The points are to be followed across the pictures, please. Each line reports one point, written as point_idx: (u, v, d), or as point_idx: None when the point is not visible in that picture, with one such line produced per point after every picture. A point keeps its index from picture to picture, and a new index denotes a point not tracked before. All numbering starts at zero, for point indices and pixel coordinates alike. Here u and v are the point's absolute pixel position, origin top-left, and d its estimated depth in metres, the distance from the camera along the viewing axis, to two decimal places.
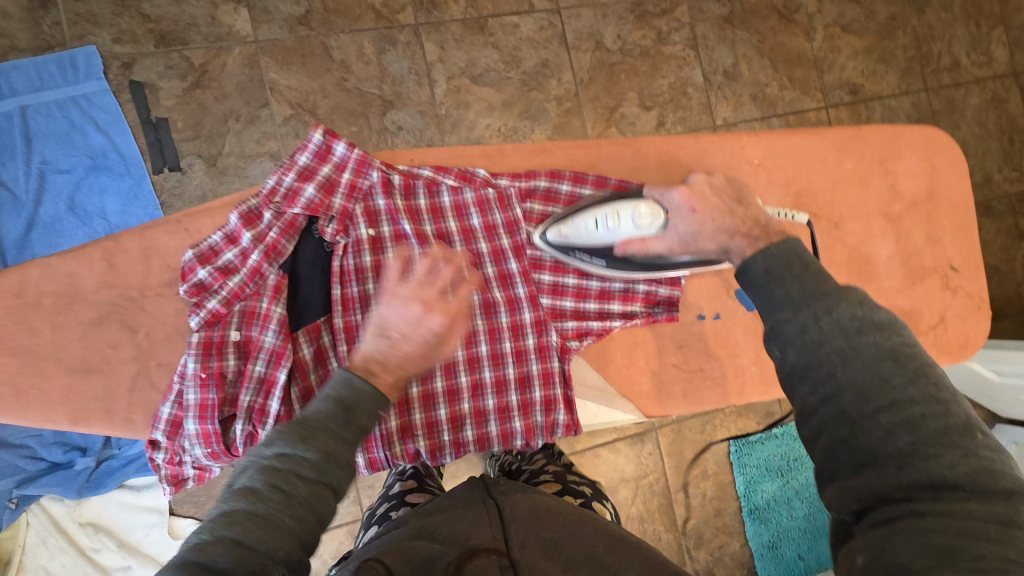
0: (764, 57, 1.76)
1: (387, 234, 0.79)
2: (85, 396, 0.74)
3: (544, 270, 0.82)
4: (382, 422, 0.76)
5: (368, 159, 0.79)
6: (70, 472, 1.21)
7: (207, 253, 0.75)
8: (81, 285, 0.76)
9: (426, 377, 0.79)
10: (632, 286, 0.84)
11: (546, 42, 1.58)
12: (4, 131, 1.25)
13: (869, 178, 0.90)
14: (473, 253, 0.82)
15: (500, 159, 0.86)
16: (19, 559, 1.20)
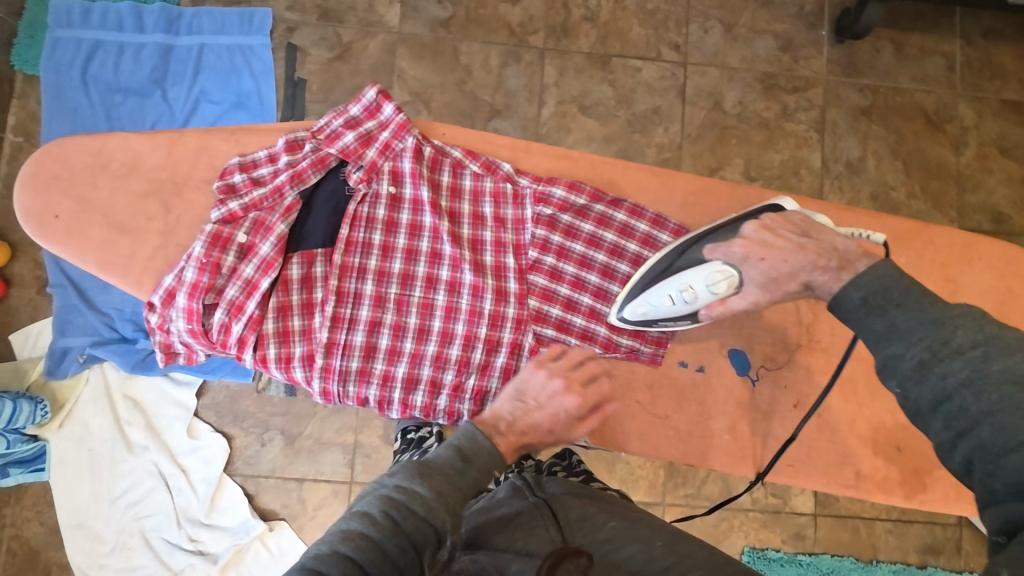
0: (896, 158, 1.64)
1: (407, 198, 0.96)
2: (114, 249, 0.94)
3: (540, 272, 0.96)
4: (343, 359, 0.92)
5: (408, 126, 0.96)
6: (131, 348, 1.37)
7: (248, 163, 0.94)
8: (142, 161, 0.98)
9: (399, 334, 0.94)
10: (621, 319, 0.97)
11: (663, 90, 1.59)
12: (182, 60, 1.48)
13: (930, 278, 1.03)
14: (477, 239, 0.97)
15: (523, 155, 1.02)
16: (70, 408, 1.37)
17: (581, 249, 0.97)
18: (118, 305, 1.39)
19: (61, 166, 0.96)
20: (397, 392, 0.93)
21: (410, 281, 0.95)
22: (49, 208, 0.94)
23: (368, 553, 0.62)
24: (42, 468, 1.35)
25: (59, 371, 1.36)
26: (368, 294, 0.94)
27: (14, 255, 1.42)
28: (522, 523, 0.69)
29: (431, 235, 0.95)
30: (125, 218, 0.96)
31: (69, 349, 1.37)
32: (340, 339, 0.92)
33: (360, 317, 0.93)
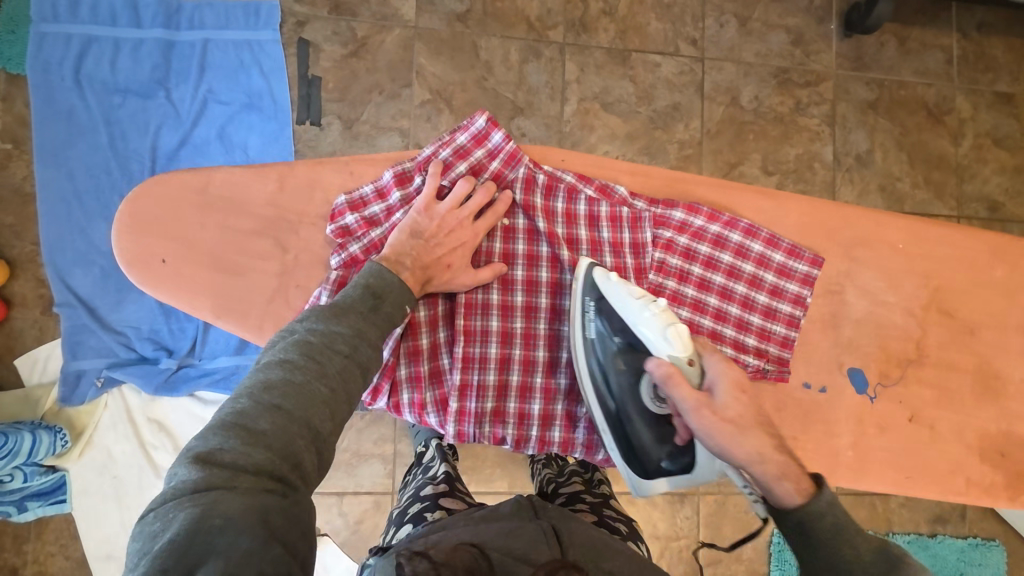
0: (902, 151, 1.70)
1: (521, 226, 0.82)
2: (232, 294, 0.80)
3: (662, 298, 0.79)
4: (479, 399, 0.80)
5: (518, 153, 0.81)
6: (154, 368, 1.32)
7: (356, 201, 0.81)
8: (250, 196, 0.82)
9: (530, 370, 0.81)
10: (770, 326, 0.77)
11: (682, 86, 1.60)
12: (185, 57, 1.38)
13: (1022, 289, 0.79)
14: (597, 267, 0.79)
15: (643, 178, 0.82)
16: (89, 435, 1.30)
17: (722, 278, 0.78)
18: (135, 323, 1.33)
19: (162, 204, 0.81)
20: (535, 429, 0.81)
21: (533, 313, 0.81)
22: (155, 253, 0.79)
23: (307, 406, 0.61)
24: (63, 500, 1.29)
25: (75, 396, 1.29)
26: (495, 331, 0.80)
27: (14, 273, 1.34)
28: (524, 535, 0.68)
29: (550, 264, 0.81)
30: (237, 262, 0.81)
31: (83, 372, 1.30)
32: (472, 380, 0.79)
33: (489, 355, 0.80)
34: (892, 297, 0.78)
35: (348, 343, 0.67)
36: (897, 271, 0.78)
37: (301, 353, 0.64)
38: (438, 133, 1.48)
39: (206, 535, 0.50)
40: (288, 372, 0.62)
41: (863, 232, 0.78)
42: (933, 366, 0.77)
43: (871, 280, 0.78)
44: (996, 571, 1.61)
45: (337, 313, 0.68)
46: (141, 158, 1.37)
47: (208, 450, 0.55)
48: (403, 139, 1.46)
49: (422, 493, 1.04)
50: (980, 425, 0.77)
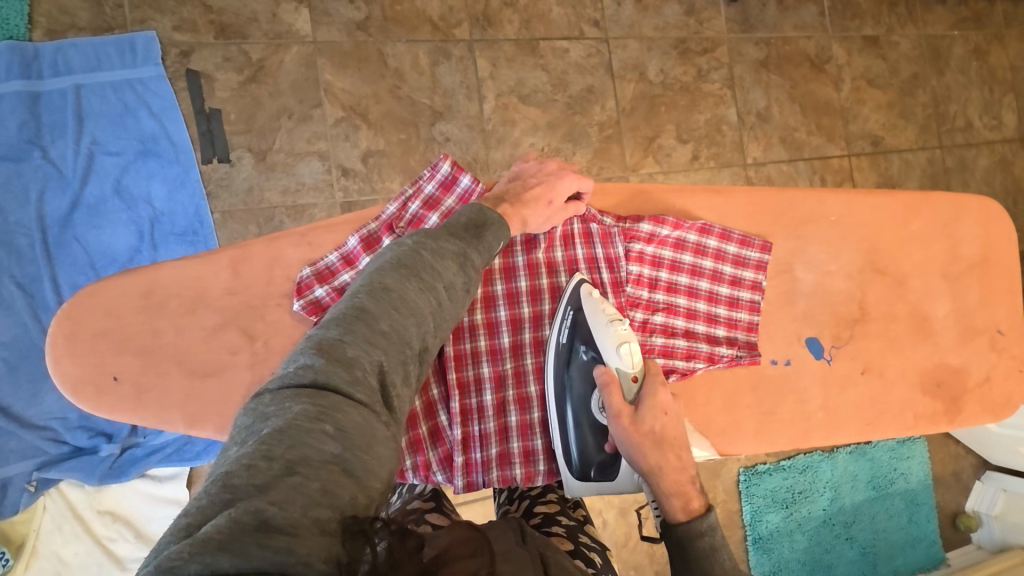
0: (795, 102, 1.83)
1: (498, 265, 0.82)
2: (202, 399, 0.77)
3: (638, 309, 0.83)
4: (483, 447, 0.81)
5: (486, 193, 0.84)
6: (94, 458, 1.19)
7: (324, 272, 0.79)
8: (208, 288, 0.79)
9: (526, 407, 0.82)
10: (734, 314, 0.84)
11: (593, 68, 1.62)
12: (58, 108, 1.24)
13: (931, 240, 0.89)
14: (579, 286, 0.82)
15: (605, 194, 0.85)
16: (33, 544, 1.17)
17: (689, 280, 0.83)
18: (60, 414, 1.19)
19: (102, 315, 0.77)
20: (541, 463, 0.82)
21: (520, 350, 0.83)
22: (108, 369, 0.76)
23: (412, 324, 0.60)
24: None
25: (5, 509, 1.15)
26: (487, 376, 0.82)
27: None
28: (514, 560, 0.63)
29: (531, 297, 0.83)
30: (205, 358, 0.78)
31: (9, 480, 1.15)
32: (474, 431, 0.81)
33: (486, 403, 0.81)
34: (835, 265, 0.87)
35: (459, 263, 0.66)
36: (835, 241, 0.87)
37: (416, 262, 0.63)
38: (359, 152, 1.41)
39: (317, 435, 0.49)
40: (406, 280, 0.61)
41: (800, 212, 0.86)
42: (875, 320, 0.87)
43: (817, 253, 0.86)
44: (923, 460, 1.84)
45: (448, 234, 0.67)
46: (27, 231, 1.21)
47: (329, 344, 0.54)
48: (324, 162, 1.39)
49: (408, 506, 1.01)
50: (919, 363, 0.87)
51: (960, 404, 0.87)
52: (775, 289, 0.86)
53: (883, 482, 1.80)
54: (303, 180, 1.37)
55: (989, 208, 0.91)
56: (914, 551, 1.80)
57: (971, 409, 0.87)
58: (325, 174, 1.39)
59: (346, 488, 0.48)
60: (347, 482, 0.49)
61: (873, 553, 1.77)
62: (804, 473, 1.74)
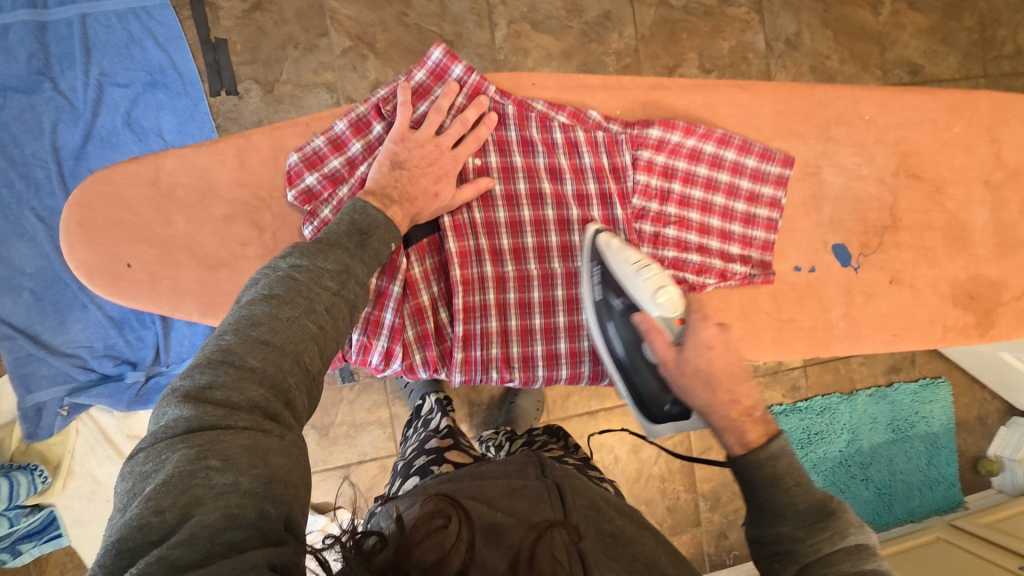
0: (827, 28, 1.71)
1: (494, 164, 0.80)
2: (215, 288, 0.78)
3: (646, 221, 0.80)
4: (484, 346, 0.80)
5: (483, 85, 0.78)
6: (120, 385, 1.23)
7: (313, 158, 0.76)
8: (214, 179, 0.79)
9: (526, 311, 0.82)
10: (754, 211, 0.81)
11: None
12: (65, 39, 1.23)
13: (974, 143, 0.84)
14: (581, 193, 0.80)
15: (619, 92, 0.81)
16: (69, 464, 1.23)
17: (703, 193, 0.80)
18: (86, 342, 1.23)
19: (114, 203, 0.78)
20: (540, 369, 0.82)
21: (521, 255, 0.81)
22: (120, 257, 0.77)
23: (293, 346, 0.56)
24: (58, 535, 1.23)
25: (42, 431, 1.19)
26: (489, 276, 0.80)
27: None
28: (528, 494, 0.69)
29: (531, 201, 0.80)
30: (214, 250, 0.79)
31: (43, 404, 1.20)
32: (476, 329, 0.80)
33: (488, 302, 0.80)
34: (867, 169, 0.83)
35: (338, 281, 0.61)
36: (872, 143, 0.83)
37: (288, 290, 0.58)
38: (367, 83, 1.38)
39: (203, 474, 0.47)
40: (275, 309, 0.57)
41: (831, 111, 0.82)
42: (908, 228, 0.83)
43: (848, 156, 0.83)
44: (947, 403, 1.80)
45: (324, 250, 0.62)
46: (44, 163, 1.22)
47: (197, 389, 0.52)
48: (331, 94, 1.36)
49: (427, 447, 1.06)
50: (953, 274, 0.83)
51: (993, 317, 0.83)
52: (802, 193, 0.83)
53: (903, 424, 1.78)
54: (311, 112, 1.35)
55: None
56: (933, 492, 1.78)
57: (1004, 323, 0.84)
58: (333, 105, 1.36)
59: (252, 505, 0.47)
60: (251, 500, 0.47)
61: (888, 493, 1.76)
62: (822, 415, 1.72)
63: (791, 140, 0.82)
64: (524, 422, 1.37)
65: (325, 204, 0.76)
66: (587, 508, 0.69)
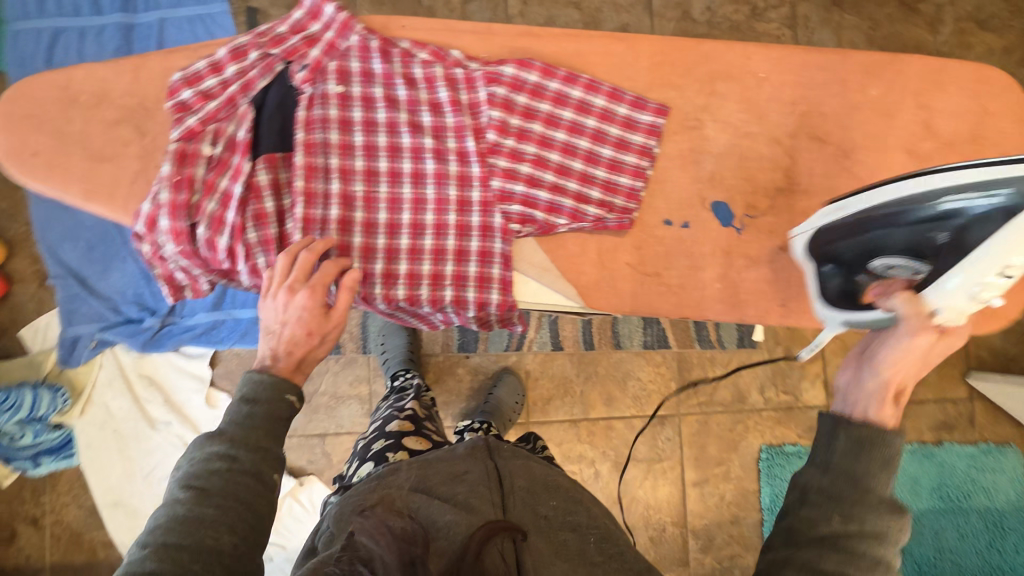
0: (873, 45, 1.60)
1: (356, 94, 0.78)
2: (99, 179, 0.78)
3: (499, 156, 0.78)
4: (321, 258, 0.76)
5: (353, 22, 0.77)
6: (139, 327, 1.40)
7: (193, 76, 0.75)
8: (112, 88, 0.80)
9: (371, 231, 0.78)
10: (620, 157, 0.80)
11: (630, 6, 1.55)
12: (145, 38, 1.48)
13: (896, 109, 0.81)
14: (439, 125, 0.79)
15: (485, 37, 0.82)
16: (89, 393, 1.40)
17: (565, 136, 0.80)
18: (121, 289, 1.41)
19: (28, 101, 0.79)
20: (378, 287, 0.77)
21: (373, 177, 0.78)
22: (28, 145, 0.78)
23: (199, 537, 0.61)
24: (72, 454, 1.40)
25: (73, 359, 1.39)
26: (335, 194, 0.77)
27: (13, 253, 1.44)
28: (469, 480, 0.76)
29: (388, 129, 0.78)
30: (106, 146, 0.79)
31: (79, 337, 1.39)
32: (315, 241, 0.76)
33: (330, 217, 0.76)
34: (758, 128, 0.81)
35: (225, 458, 0.67)
36: (759, 100, 0.81)
37: (179, 487, 0.65)
38: None
39: None
40: (174, 510, 0.63)
41: (717, 66, 0.82)
42: (805, 192, 0.80)
43: (733, 111, 0.81)
44: (1016, 477, 1.52)
45: (211, 435, 0.68)
46: None
47: None
48: None
49: (386, 431, 1.02)
50: None
51: None
52: (680, 146, 0.81)
53: (954, 493, 1.51)
54: None
55: (985, 77, 0.82)
56: None
57: None
58: None
59: None
60: None
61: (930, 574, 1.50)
62: None
63: (667, 91, 0.82)
64: (501, 416, 1.36)
65: (189, 105, 0.75)
66: (524, 490, 0.77)
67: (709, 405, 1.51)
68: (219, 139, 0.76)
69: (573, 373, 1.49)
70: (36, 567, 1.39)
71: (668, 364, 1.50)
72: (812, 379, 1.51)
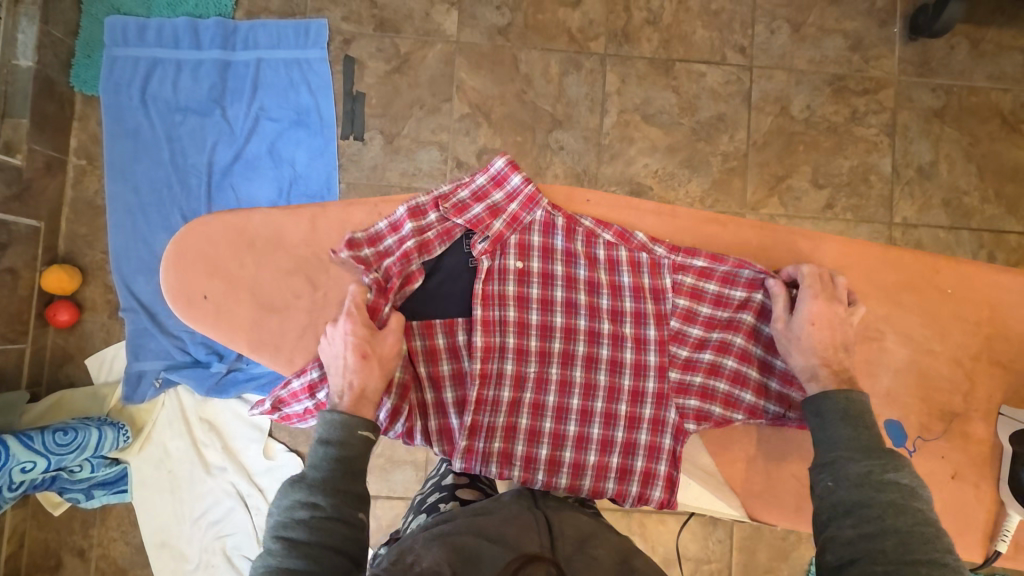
0: (970, 162, 1.57)
1: (535, 269, 0.90)
2: (264, 329, 0.89)
3: (681, 346, 0.90)
4: (487, 440, 0.88)
5: (536, 196, 0.91)
6: (206, 371, 1.39)
7: (374, 236, 0.89)
8: (287, 237, 0.91)
9: (538, 414, 0.89)
10: (772, 358, 0.90)
11: (728, 96, 1.54)
12: (240, 76, 1.46)
13: None
14: (617, 309, 0.91)
15: (669, 219, 0.94)
16: (149, 430, 1.40)
17: (742, 341, 0.91)
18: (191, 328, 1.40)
19: (204, 243, 0.90)
20: (540, 474, 0.88)
21: (547, 359, 0.90)
22: (197, 288, 0.88)
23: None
24: (125, 490, 1.39)
25: (137, 396, 1.39)
26: (508, 374, 0.88)
27: (86, 279, 1.43)
28: (518, 523, 0.76)
29: (566, 308, 0.90)
30: (274, 295, 0.89)
31: (144, 373, 1.39)
32: (483, 422, 0.88)
33: (501, 399, 0.88)
34: (938, 346, 0.90)
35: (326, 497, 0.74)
36: (944, 317, 0.90)
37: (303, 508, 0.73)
38: (476, 147, 1.49)
39: None
40: (300, 535, 0.71)
41: (905, 278, 0.91)
42: (983, 420, 0.89)
43: (912, 325, 0.90)
44: None
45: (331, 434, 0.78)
46: (198, 173, 1.45)
47: None
48: (442, 152, 1.48)
49: (443, 482, 1.02)
50: None
51: None
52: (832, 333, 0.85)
53: None
54: (421, 166, 1.48)
55: None
56: None
57: None
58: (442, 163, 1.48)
59: None
60: None
61: None
62: None
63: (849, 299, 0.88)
64: None
65: (370, 261, 0.88)
66: (572, 535, 0.75)
67: None
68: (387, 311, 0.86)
69: None
70: None
71: None
72: None
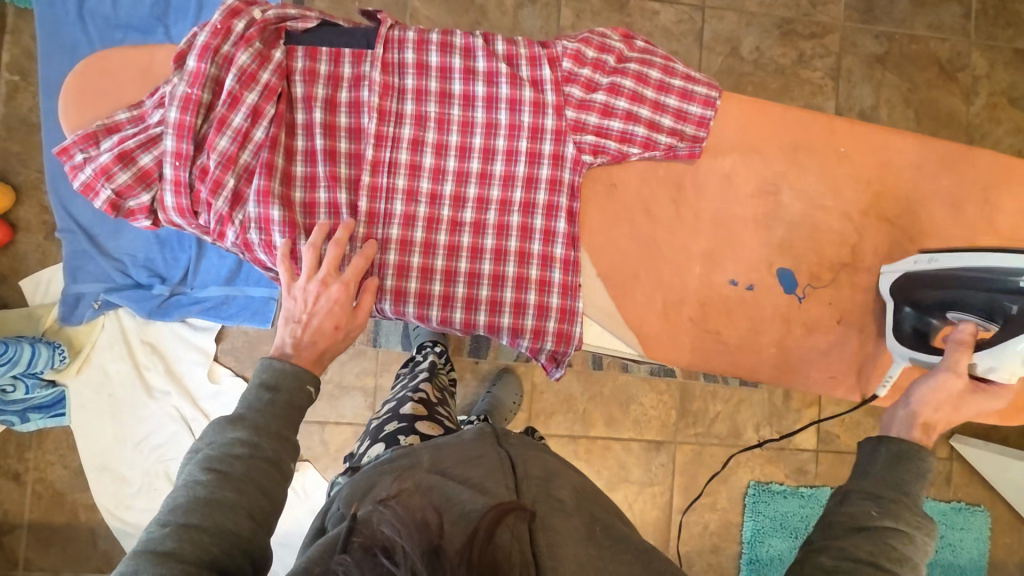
0: (909, 107, 1.63)
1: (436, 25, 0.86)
2: None
3: (575, 86, 0.85)
4: (384, 227, 0.84)
5: None
6: (147, 294, 1.37)
7: None
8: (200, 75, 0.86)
9: (437, 202, 0.85)
10: (683, 107, 0.89)
11: (681, 35, 1.57)
12: None
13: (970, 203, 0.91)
14: (512, 54, 0.86)
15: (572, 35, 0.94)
16: (87, 353, 1.37)
17: (633, 85, 0.86)
18: (132, 252, 1.37)
19: (107, 79, 0.84)
20: (440, 259, 0.85)
21: (443, 151, 0.85)
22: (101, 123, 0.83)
23: (219, 518, 0.62)
24: (63, 413, 1.36)
25: (74, 317, 1.35)
26: (406, 138, 0.84)
27: (19, 199, 1.38)
28: (485, 464, 0.71)
29: (464, 53, 0.84)
30: None
31: (82, 295, 1.35)
32: (381, 209, 0.84)
33: (397, 186, 0.84)
34: (831, 201, 0.92)
35: (248, 447, 0.68)
36: (839, 174, 0.92)
37: (204, 467, 0.66)
38: None
39: None
40: (195, 491, 0.64)
41: (801, 137, 0.92)
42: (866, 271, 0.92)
43: (810, 182, 0.92)
44: (981, 537, 1.58)
45: (233, 421, 0.69)
46: None
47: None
48: None
49: (401, 412, 1.00)
50: None
51: None
52: (755, 209, 0.92)
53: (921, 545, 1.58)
54: None
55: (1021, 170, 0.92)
56: None
57: None
58: None
59: None
60: None
61: None
62: (824, 507, 1.54)
63: (750, 154, 0.92)
64: (499, 414, 1.36)
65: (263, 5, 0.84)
66: (539, 477, 0.71)
67: (706, 434, 1.54)
68: (251, 19, 0.79)
69: (578, 392, 1.51)
70: (14, 523, 1.37)
71: (671, 393, 1.53)
72: (805, 424, 1.56)
